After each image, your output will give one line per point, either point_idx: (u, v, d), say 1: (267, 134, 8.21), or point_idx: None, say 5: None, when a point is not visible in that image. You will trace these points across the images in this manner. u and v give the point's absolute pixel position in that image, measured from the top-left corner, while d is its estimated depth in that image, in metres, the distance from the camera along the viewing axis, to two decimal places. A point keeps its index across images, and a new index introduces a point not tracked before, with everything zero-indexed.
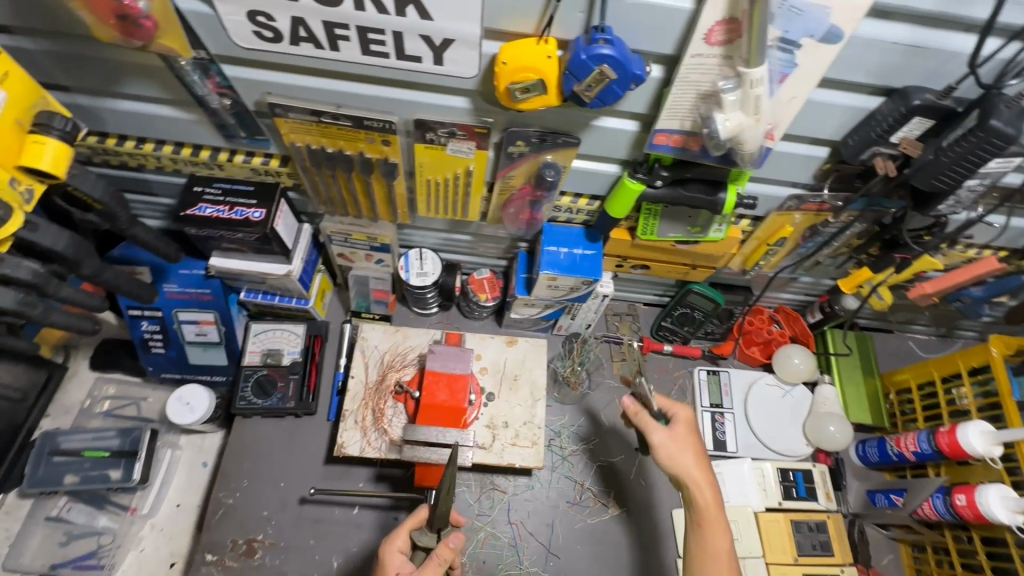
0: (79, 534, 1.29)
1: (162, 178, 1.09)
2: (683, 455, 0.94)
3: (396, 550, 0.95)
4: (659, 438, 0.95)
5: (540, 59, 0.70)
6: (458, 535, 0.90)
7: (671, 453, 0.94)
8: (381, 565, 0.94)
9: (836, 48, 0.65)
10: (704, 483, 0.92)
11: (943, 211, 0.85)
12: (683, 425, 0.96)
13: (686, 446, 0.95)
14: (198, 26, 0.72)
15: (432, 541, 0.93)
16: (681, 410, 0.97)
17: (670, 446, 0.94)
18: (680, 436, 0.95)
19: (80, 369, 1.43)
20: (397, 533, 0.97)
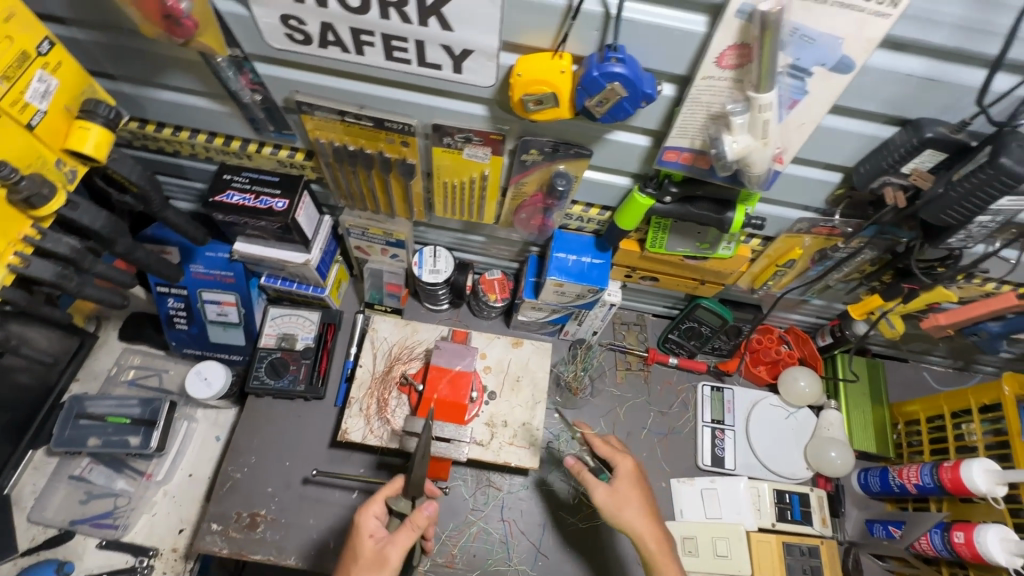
0: (98, 494, 1.36)
1: (195, 164, 1.15)
2: (625, 508, 1.01)
3: (371, 514, 0.98)
4: (601, 492, 1.03)
5: (553, 74, 0.72)
6: (432, 504, 0.97)
7: (615, 508, 1.02)
8: (355, 529, 0.97)
9: (847, 78, 0.66)
10: (646, 533, 1.00)
11: (955, 245, 0.84)
12: (624, 477, 1.04)
13: (627, 495, 1.02)
14: (235, 26, 0.77)
15: (407, 507, 0.98)
16: (620, 461, 1.05)
17: (611, 501, 1.02)
18: (619, 490, 1.03)
19: (109, 338, 1.51)
20: (373, 498, 1.00)
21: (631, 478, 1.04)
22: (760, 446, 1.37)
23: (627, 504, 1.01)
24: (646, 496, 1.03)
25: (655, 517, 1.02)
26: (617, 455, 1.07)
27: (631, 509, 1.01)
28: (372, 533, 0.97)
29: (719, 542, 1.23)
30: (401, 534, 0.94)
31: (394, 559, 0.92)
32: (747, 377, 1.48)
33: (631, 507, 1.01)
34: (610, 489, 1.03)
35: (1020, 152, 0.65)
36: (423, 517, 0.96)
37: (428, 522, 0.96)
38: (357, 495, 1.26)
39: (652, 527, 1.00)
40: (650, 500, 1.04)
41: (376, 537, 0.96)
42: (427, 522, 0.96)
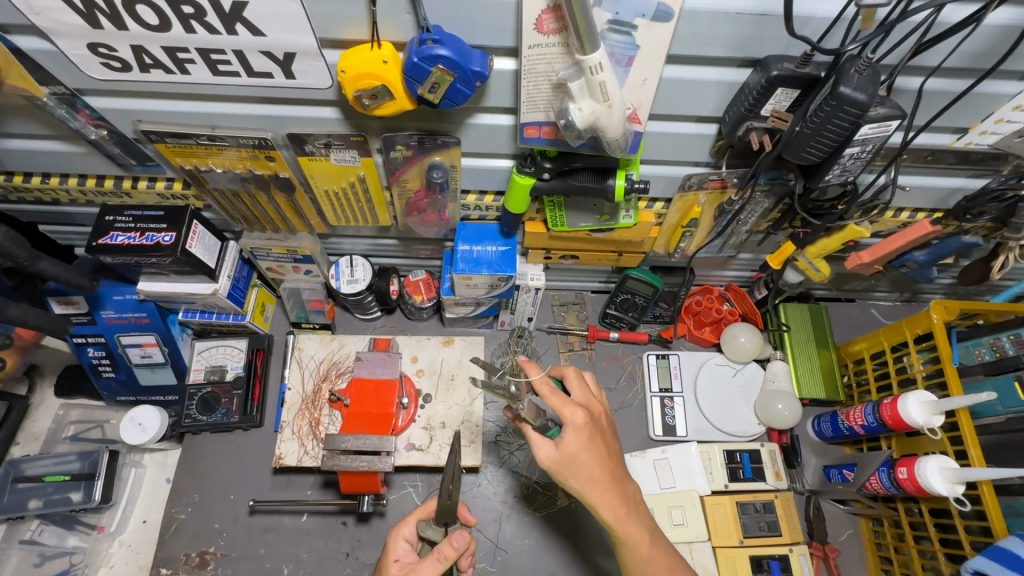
0: (51, 555, 1.34)
1: (80, 210, 1.11)
2: (576, 468, 0.84)
3: (401, 537, 0.95)
4: (546, 453, 0.84)
5: (377, 65, 0.68)
6: (464, 535, 0.88)
7: (562, 473, 0.85)
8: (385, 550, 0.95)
9: (670, 26, 0.62)
10: (601, 502, 0.85)
11: (836, 180, 0.81)
12: (574, 434, 0.84)
13: (577, 454, 0.84)
14: (47, 63, 0.74)
15: (438, 535, 0.93)
16: (569, 415, 0.84)
17: (558, 465, 0.84)
18: (566, 451, 0.84)
19: (45, 397, 1.48)
20: (404, 520, 0.97)
21: (581, 435, 0.84)
22: (710, 409, 1.34)
23: (575, 471, 0.84)
24: (599, 457, 0.85)
25: (610, 481, 0.86)
26: (566, 407, 0.85)
27: (580, 475, 0.84)
28: (398, 557, 0.94)
29: (675, 511, 1.20)
30: (427, 562, 0.87)
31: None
32: (692, 340, 1.45)
33: (581, 474, 0.84)
34: (556, 446, 0.84)
35: (859, 80, 0.63)
36: (457, 547, 0.87)
37: (458, 554, 0.87)
38: (306, 517, 1.24)
39: (609, 492, 0.85)
40: (605, 460, 0.86)
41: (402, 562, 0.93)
42: (456, 554, 0.87)
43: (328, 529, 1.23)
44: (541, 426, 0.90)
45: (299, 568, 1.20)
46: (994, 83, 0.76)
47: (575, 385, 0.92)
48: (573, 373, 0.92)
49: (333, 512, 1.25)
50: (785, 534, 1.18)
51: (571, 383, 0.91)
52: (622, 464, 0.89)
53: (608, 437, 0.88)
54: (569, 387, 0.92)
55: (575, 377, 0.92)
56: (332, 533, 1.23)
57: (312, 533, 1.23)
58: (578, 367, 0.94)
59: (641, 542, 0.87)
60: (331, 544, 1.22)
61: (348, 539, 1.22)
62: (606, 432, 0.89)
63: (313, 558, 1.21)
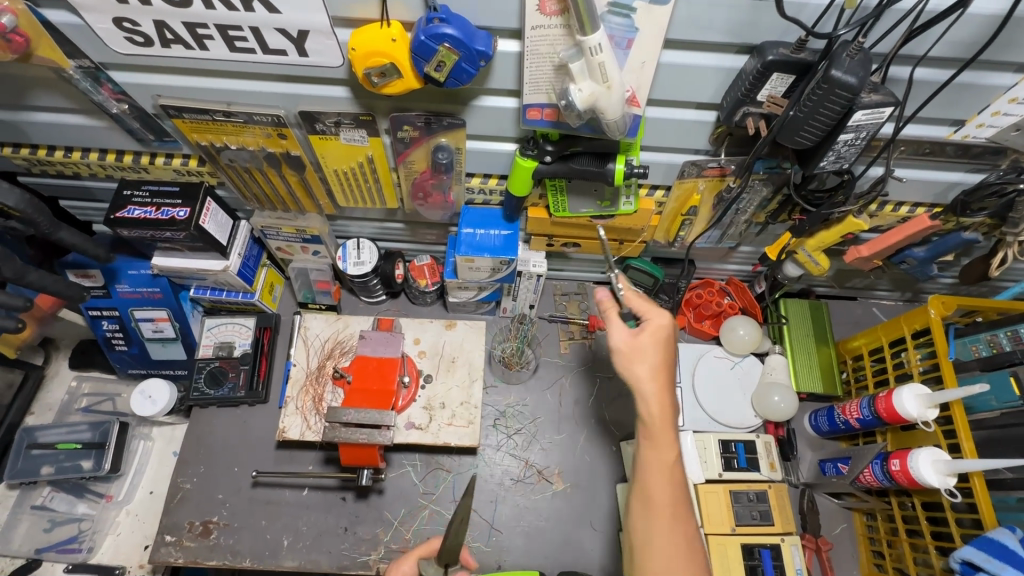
0: (61, 521, 1.38)
1: (99, 184, 1.15)
2: (645, 361, 0.88)
3: (402, 572, 0.96)
4: (620, 338, 0.90)
5: (385, 43, 0.71)
6: (466, 573, 0.89)
7: (628, 358, 0.89)
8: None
9: (668, 9, 0.65)
10: (655, 396, 0.86)
11: (830, 168, 0.82)
12: (651, 333, 0.89)
13: (647, 347, 0.89)
14: (73, 36, 0.77)
15: (436, 574, 0.93)
16: (654, 315, 0.90)
17: (626, 349, 0.89)
18: (640, 342, 0.89)
19: (60, 369, 1.52)
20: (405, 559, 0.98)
21: (655, 337, 0.89)
22: (707, 400, 1.36)
23: (642, 360, 0.88)
24: (665, 358, 0.89)
25: (668, 386, 0.87)
26: (653, 307, 0.91)
27: (643, 365, 0.88)
28: None
29: None
30: None
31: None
32: (692, 333, 1.47)
33: (646, 364, 0.88)
34: (632, 337, 0.89)
35: (851, 63, 0.64)
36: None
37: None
38: (307, 492, 1.27)
39: (663, 391, 0.87)
40: (671, 364, 0.90)
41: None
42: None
43: (328, 503, 1.26)
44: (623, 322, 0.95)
45: (299, 540, 1.23)
46: (989, 75, 0.77)
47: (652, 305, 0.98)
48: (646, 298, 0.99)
49: (333, 488, 1.28)
50: (778, 523, 1.19)
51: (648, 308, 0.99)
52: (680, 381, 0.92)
53: (673, 352, 0.94)
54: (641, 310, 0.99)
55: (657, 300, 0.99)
56: (331, 508, 1.26)
57: (312, 507, 1.26)
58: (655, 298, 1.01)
59: (671, 451, 0.85)
60: (330, 518, 1.25)
61: (347, 514, 1.25)
62: (671, 349, 0.95)
63: (312, 531, 1.24)
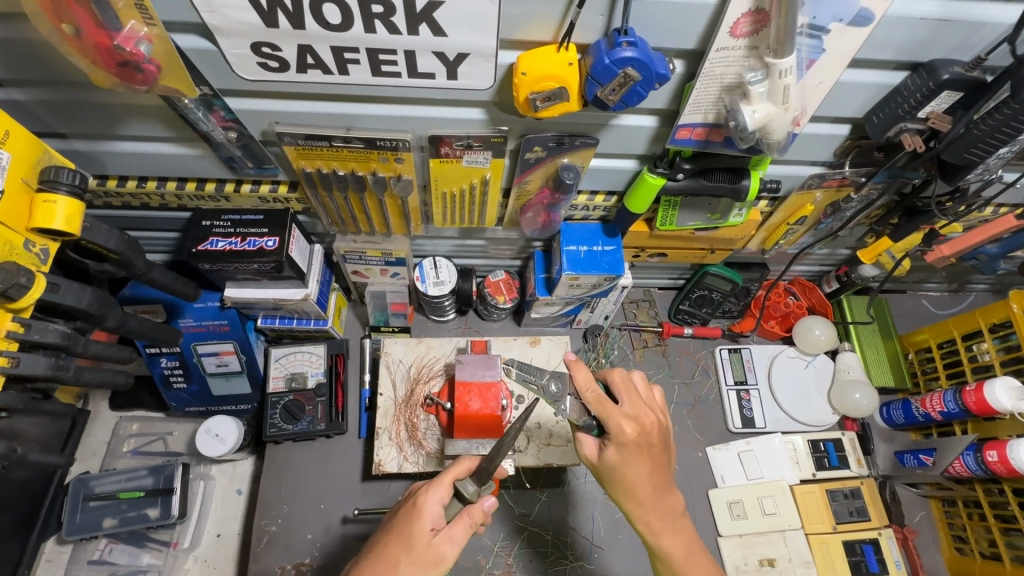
0: (124, 574, 1.28)
1: (167, 214, 1.06)
2: (617, 482, 0.90)
3: (435, 500, 0.86)
4: (588, 455, 0.91)
5: (561, 67, 0.67)
6: (494, 501, 0.88)
7: (605, 480, 0.91)
8: (416, 512, 0.85)
9: (866, 31, 0.63)
10: (638, 514, 0.92)
11: (970, 179, 0.84)
12: (616, 449, 0.88)
13: (616, 464, 0.88)
14: (200, 64, 0.69)
15: (474, 495, 0.86)
16: (612, 426, 0.85)
17: (600, 473, 0.91)
18: (605, 463, 0.89)
19: (101, 410, 1.40)
20: (433, 483, 0.87)
21: (621, 454, 0.88)
22: (787, 400, 1.38)
23: (615, 484, 0.90)
24: (640, 473, 0.88)
25: (654, 503, 0.91)
26: (611, 417, 0.86)
27: (619, 488, 0.90)
28: (431, 525, 0.85)
29: (766, 501, 1.25)
30: (456, 526, 0.85)
31: (449, 558, 0.83)
32: (761, 334, 1.49)
33: (621, 486, 0.90)
34: (601, 456, 0.90)
35: None
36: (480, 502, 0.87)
37: (484, 516, 0.87)
38: None
39: (648, 504, 0.91)
40: (646, 476, 0.89)
41: (435, 531, 0.85)
42: (482, 517, 0.88)
43: None
44: (587, 424, 0.93)
45: None
46: None
47: (622, 391, 0.90)
48: (620, 380, 0.91)
49: None
50: (873, 517, 1.24)
51: (618, 389, 0.90)
52: (668, 479, 0.93)
53: (654, 449, 0.89)
54: (616, 392, 0.91)
55: (622, 382, 0.90)
56: None
57: None
58: (624, 369, 0.93)
59: (673, 548, 0.93)
60: None
61: None
62: (654, 443, 0.88)
63: None
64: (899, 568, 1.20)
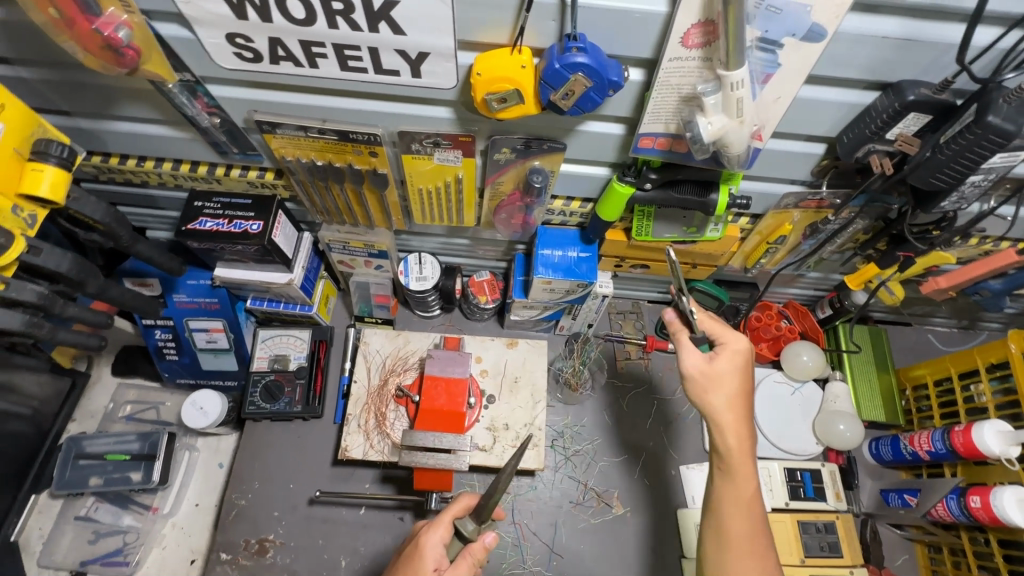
0: (107, 532, 1.35)
1: (166, 193, 1.12)
2: (708, 392, 0.85)
3: (436, 540, 0.85)
4: (693, 362, 0.87)
5: (514, 69, 0.69)
6: (495, 535, 0.86)
7: (704, 385, 0.85)
8: (418, 552, 0.85)
9: (820, 47, 0.62)
10: (733, 427, 0.83)
11: (947, 207, 0.81)
12: (726, 353, 0.87)
13: (726, 374, 0.85)
14: (181, 51, 0.74)
15: (474, 534, 0.84)
16: (731, 337, 0.87)
17: (702, 374, 0.86)
18: (716, 367, 0.85)
19: (102, 375, 1.48)
20: (434, 521, 0.87)
21: (729, 359, 0.86)
22: (768, 426, 1.34)
23: (719, 390, 0.85)
24: (745, 387, 0.86)
25: (744, 420, 0.84)
26: (727, 330, 0.88)
27: (720, 396, 0.85)
28: (435, 566, 0.84)
29: None
30: (461, 567, 0.83)
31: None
32: None
33: (723, 393, 0.85)
34: (707, 363, 0.86)
35: (1008, 108, 0.63)
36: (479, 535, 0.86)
37: (486, 553, 0.86)
38: (364, 511, 1.24)
39: (739, 421, 0.84)
40: (750, 393, 0.86)
41: (438, 570, 0.83)
42: (484, 553, 0.86)
43: (385, 523, 1.23)
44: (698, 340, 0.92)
45: (356, 561, 1.20)
46: None
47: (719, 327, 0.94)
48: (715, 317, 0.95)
49: (390, 507, 1.25)
50: (846, 555, 1.19)
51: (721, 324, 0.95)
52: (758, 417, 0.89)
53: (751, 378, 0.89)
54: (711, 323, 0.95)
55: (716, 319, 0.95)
56: (388, 529, 1.23)
57: (369, 526, 1.23)
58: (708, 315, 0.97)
59: (746, 482, 0.83)
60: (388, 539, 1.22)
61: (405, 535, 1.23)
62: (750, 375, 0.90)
63: (370, 552, 1.21)
64: None
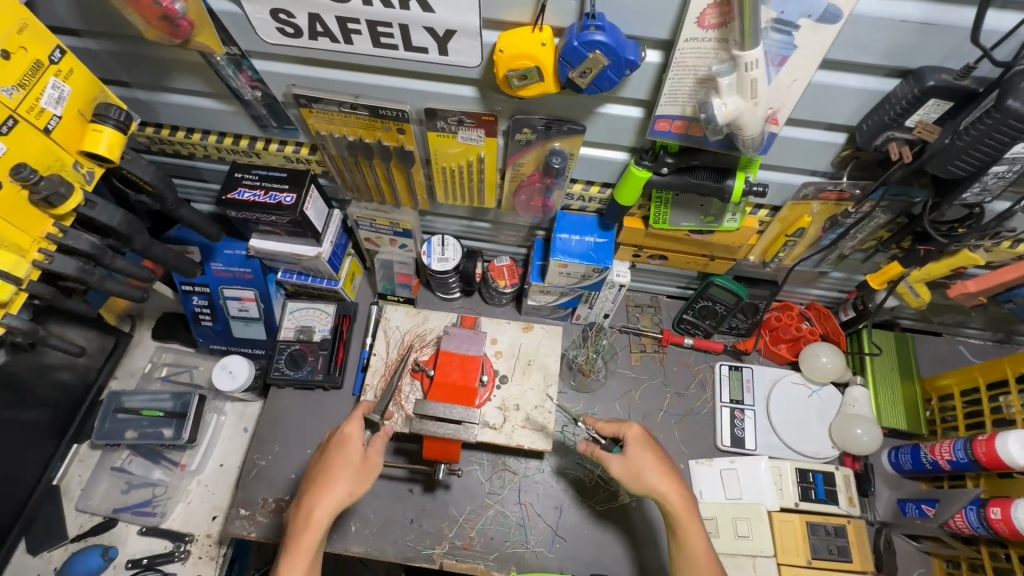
0: (138, 484, 1.43)
1: (210, 165, 1.20)
2: (640, 477, 1.03)
3: (357, 429, 1.06)
4: (616, 467, 1.04)
5: (534, 47, 0.72)
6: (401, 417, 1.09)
7: (631, 479, 1.03)
8: (344, 441, 1.04)
9: (836, 28, 0.63)
10: (669, 489, 1.02)
11: (970, 200, 0.80)
12: (633, 445, 1.06)
13: (641, 458, 1.04)
14: (230, 26, 0.80)
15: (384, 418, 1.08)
16: (628, 429, 1.07)
17: (627, 473, 1.03)
18: (631, 458, 1.04)
19: (143, 337, 1.58)
20: (350, 418, 1.06)
21: (640, 450, 1.05)
22: (782, 426, 1.32)
23: (644, 469, 1.03)
24: (659, 456, 1.05)
25: (681, 484, 1.03)
26: (620, 425, 1.09)
27: (647, 477, 1.02)
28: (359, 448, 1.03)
29: (740, 523, 1.20)
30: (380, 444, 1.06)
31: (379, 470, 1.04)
32: (767, 355, 1.43)
33: (648, 475, 1.03)
34: (623, 459, 1.05)
35: None
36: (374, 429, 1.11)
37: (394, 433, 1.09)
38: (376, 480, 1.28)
39: (676, 487, 1.02)
40: (663, 455, 1.06)
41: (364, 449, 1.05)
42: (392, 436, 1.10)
43: (395, 493, 1.27)
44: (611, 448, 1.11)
45: (365, 527, 1.24)
46: None
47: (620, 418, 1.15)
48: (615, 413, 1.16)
49: (401, 479, 1.29)
50: (856, 560, 1.16)
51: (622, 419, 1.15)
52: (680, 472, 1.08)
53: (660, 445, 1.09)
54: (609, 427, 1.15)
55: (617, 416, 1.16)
56: (398, 498, 1.27)
57: (380, 495, 1.27)
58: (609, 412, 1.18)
59: (697, 538, 0.99)
60: (397, 509, 1.26)
61: (414, 506, 1.27)
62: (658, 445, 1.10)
63: (379, 519, 1.25)
64: None
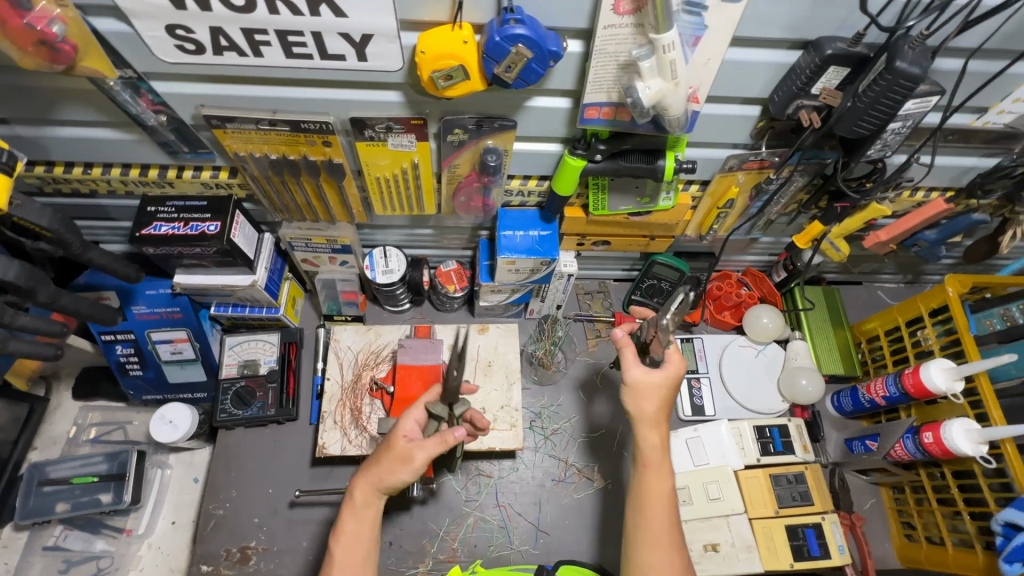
0: (78, 560, 1.30)
1: (116, 202, 1.10)
2: (638, 402, 0.94)
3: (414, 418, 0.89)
4: (633, 373, 0.95)
5: (456, 45, 0.71)
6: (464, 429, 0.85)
7: (636, 397, 0.94)
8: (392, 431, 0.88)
9: (740, 6, 0.67)
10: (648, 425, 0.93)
11: (873, 156, 0.89)
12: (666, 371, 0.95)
13: (649, 393, 0.94)
14: (121, 47, 0.74)
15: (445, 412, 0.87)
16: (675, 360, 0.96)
17: (634, 386, 0.94)
18: (652, 379, 0.94)
19: (63, 400, 1.43)
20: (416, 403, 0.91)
21: (666, 386, 0.95)
22: (736, 389, 1.38)
23: (650, 400, 0.93)
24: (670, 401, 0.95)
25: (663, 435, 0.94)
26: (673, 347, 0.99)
27: (646, 404, 0.93)
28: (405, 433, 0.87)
29: (710, 486, 1.25)
30: (429, 442, 0.84)
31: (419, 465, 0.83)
32: (713, 324, 1.50)
33: (648, 405, 0.93)
34: (643, 373, 0.95)
35: (913, 55, 0.70)
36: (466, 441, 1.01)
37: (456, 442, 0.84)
38: None
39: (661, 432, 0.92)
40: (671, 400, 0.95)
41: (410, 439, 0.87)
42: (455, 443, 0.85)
43: None
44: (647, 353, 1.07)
45: None
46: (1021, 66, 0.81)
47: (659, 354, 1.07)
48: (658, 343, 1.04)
49: None
50: (817, 502, 1.24)
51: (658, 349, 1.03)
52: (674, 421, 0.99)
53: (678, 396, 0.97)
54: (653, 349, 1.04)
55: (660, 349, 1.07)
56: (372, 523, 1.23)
57: None
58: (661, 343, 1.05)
59: (664, 477, 0.90)
60: None
61: (390, 528, 1.23)
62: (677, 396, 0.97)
63: None
64: (842, 552, 1.20)
